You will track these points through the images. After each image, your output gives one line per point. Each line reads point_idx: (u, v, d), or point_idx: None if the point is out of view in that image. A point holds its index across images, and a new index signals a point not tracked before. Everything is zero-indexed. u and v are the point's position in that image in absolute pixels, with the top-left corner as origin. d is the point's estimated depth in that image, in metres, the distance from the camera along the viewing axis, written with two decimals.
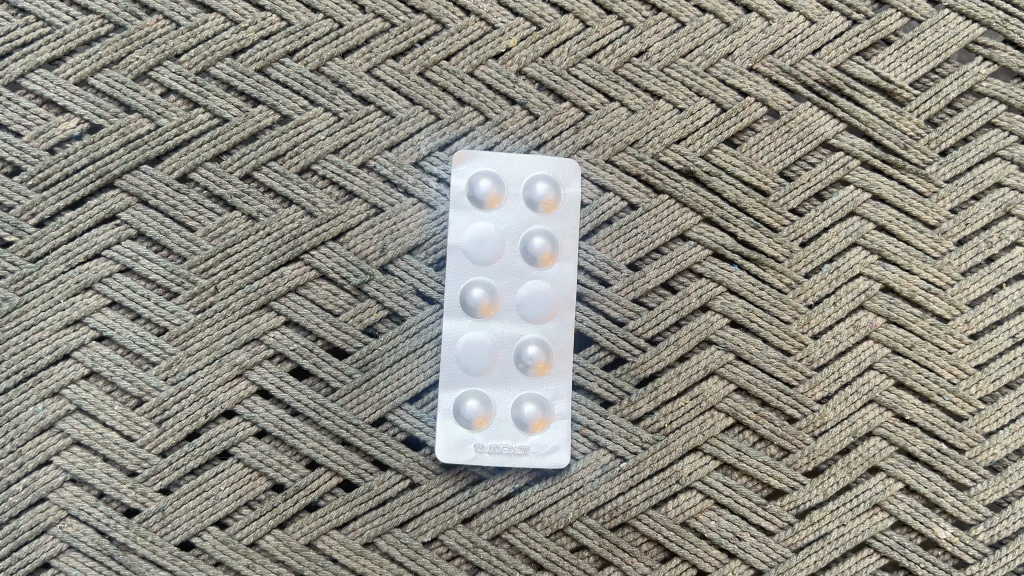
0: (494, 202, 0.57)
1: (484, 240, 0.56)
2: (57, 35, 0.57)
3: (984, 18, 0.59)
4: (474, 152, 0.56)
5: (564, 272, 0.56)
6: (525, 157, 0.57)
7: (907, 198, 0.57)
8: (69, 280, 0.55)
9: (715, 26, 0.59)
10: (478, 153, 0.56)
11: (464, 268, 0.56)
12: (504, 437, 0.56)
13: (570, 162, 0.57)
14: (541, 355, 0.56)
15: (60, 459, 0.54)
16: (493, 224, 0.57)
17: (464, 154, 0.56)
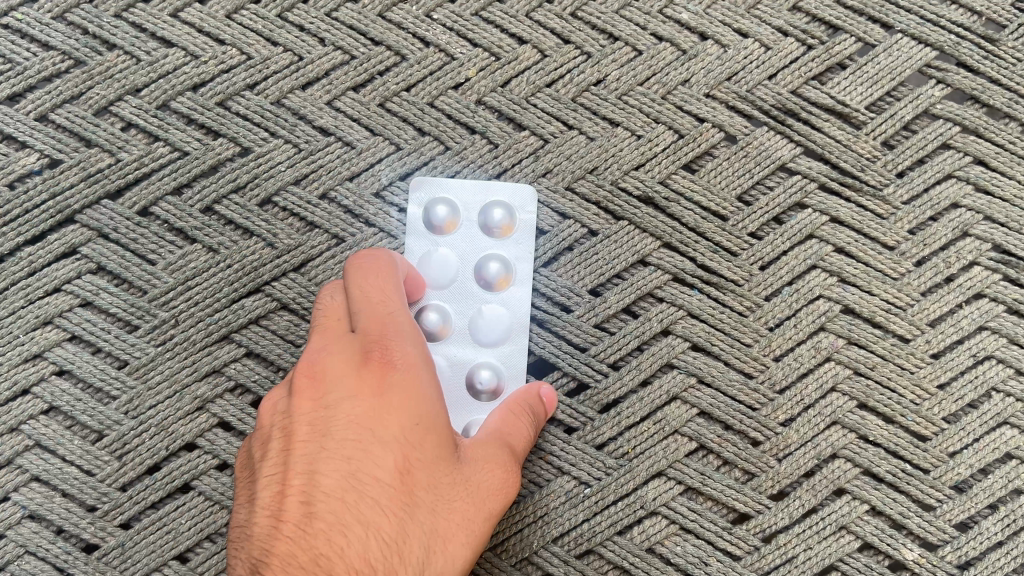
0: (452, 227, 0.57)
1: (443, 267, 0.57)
2: (18, 73, 0.57)
3: (936, 42, 0.60)
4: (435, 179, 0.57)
5: (518, 295, 0.56)
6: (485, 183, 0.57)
7: (865, 220, 0.58)
8: (28, 314, 0.55)
9: (672, 54, 0.59)
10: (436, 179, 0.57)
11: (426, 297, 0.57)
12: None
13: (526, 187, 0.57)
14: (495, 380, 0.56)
15: (19, 495, 0.53)
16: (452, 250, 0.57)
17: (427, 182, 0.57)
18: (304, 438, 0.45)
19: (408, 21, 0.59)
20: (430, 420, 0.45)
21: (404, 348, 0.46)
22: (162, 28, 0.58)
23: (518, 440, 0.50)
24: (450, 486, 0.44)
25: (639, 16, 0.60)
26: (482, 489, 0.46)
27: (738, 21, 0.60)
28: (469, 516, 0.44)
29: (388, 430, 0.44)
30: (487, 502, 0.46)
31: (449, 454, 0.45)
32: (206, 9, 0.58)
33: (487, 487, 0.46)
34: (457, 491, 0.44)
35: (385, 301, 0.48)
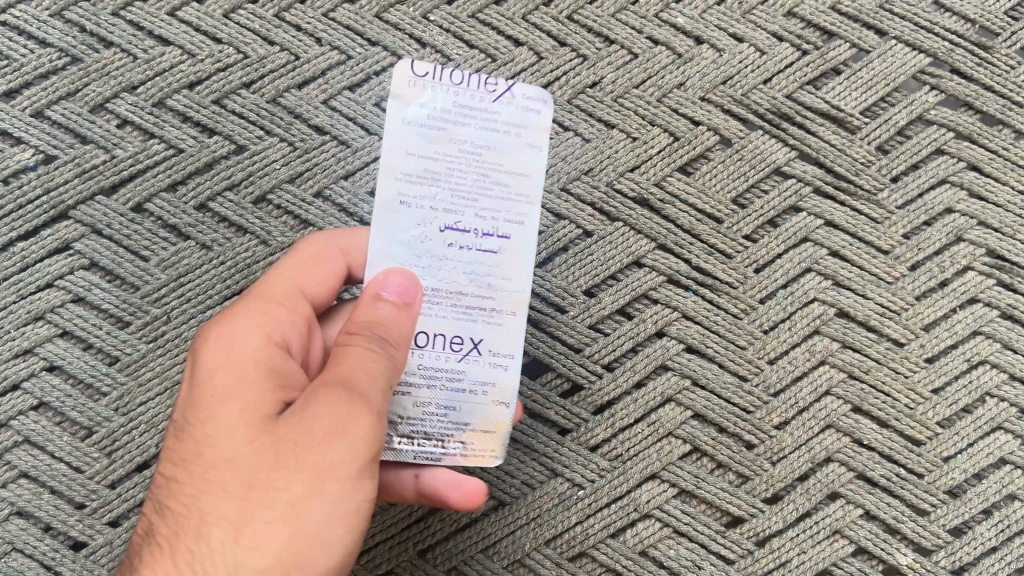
0: (533, 134, 0.44)
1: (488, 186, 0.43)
2: (15, 68, 0.57)
3: (929, 48, 0.60)
4: (480, 76, 0.44)
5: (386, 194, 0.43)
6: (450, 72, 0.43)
7: (860, 224, 0.58)
8: (19, 309, 0.54)
9: (668, 58, 0.60)
10: (493, 80, 0.44)
11: (525, 239, 0.44)
12: (467, 425, 0.45)
13: (414, 62, 0.43)
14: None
15: (6, 492, 0.53)
16: (487, 160, 0.43)
17: (500, 81, 0.44)
18: (174, 425, 0.41)
19: (404, 21, 0.59)
20: (250, 416, 0.39)
21: (230, 347, 0.41)
22: (159, 26, 0.58)
23: (339, 386, 0.39)
24: (273, 479, 0.38)
25: (635, 19, 0.60)
26: (315, 471, 0.38)
27: (733, 25, 0.60)
28: (297, 512, 0.37)
29: (211, 441, 0.39)
30: (328, 485, 0.38)
31: (279, 444, 0.38)
32: (204, 8, 0.58)
33: (325, 468, 0.38)
34: (279, 486, 0.37)
35: (233, 305, 0.43)
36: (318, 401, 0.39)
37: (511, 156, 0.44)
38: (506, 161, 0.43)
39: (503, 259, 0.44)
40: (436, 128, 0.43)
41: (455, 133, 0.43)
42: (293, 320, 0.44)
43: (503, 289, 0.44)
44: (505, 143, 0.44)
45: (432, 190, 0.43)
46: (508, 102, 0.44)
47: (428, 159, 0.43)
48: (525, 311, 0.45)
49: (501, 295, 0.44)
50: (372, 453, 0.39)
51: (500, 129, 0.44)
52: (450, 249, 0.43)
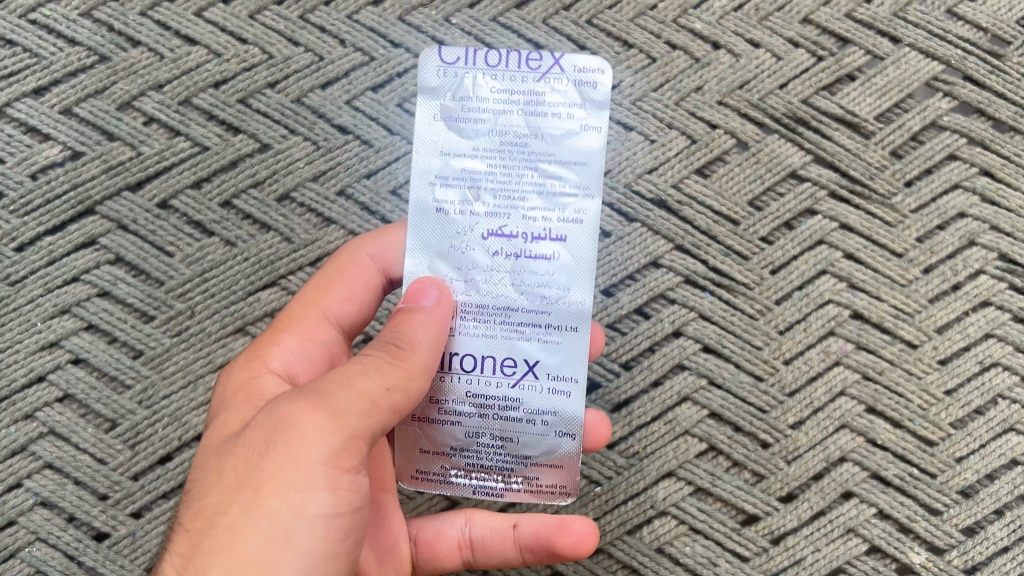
0: (585, 113, 0.43)
1: (534, 182, 0.42)
2: (44, 66, 0.58)
3: (943, 55, 0.61)
4: (521, 53, 0.43)
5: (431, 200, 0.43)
6: (480, 56, 0.43)
7: (874, 227, 0.59)
8: (46, 303, 0.55)
9: (685, 62, 0.60)
10: (537, 57, 0.43)
11: (586, 239, 0.42)
12: (529, 460, 0.45)
13: (442, 50, 0.43)
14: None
15: (31, 482, 0.53)
16: (528, 153, 0.42)
17: (545, 56, 0.43)
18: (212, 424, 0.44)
19: (427, 24, 0.60)
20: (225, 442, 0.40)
21: (240, 375, 0.45)
22: (185, 26, 0.59)
23: (301, 394, 0.38)
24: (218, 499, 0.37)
25: (654, 24, 0.61)
26: (253, 485, 0.36)
27: (750, 31, 0.61)
28: (234, 534, 0.36)
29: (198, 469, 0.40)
30: (267, 498, 0.36)
31: (234, 465, 0.38)
32: (230, 9, 0.59)
33: (263, 479, 0.36)
34: (221, 509, 0.37)
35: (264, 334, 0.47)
36: (273, 415, 0.38)
37: (560, 143, 0.43)
38: (557, 152, 0.43)
39: (560, 264, 0.42)
40: (466, 123, 0.43)
41: (492, 123, 0.43)
42: (302, 347, 0.46)
43: (561, 299, 0.43)
44: (551, 131, 0.43)
45: (473, 194, 0.43)
46: (553, 80, 0.43)
47: (465, 156, 0.43)
48: (586, 325, 0.43)
49: (557, 308, 0.43)
50: (324, 465, 0.36)
51: (546, 113, 0.43)
52: (495, 257, 0.43)
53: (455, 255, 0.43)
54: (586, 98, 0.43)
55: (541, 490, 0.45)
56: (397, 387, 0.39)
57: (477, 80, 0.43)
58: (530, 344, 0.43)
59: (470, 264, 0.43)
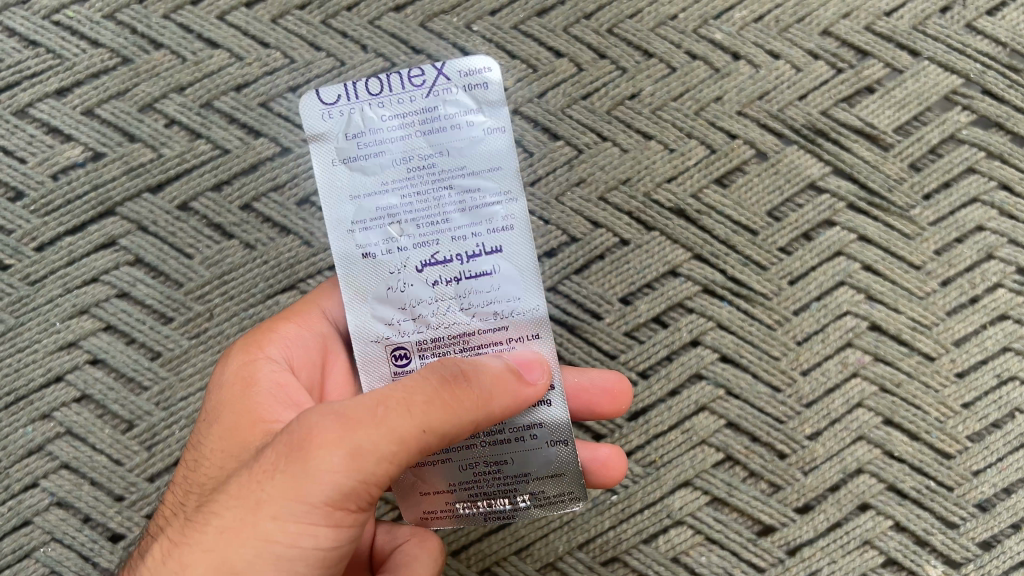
0: (483, 115, 0.40)
1: (453, 201, 0.40)
2: (67, 67, 0.58)
3: (962, 69, 0.61)
4: (400, 74, 0.40)
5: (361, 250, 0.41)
6: (358, 89, 0.40)
7: (892, 239, 0.59)
8: (65, 303, 0.55)
9: (705, 72, 0.61)
10: (420, 72, 0.40)
11: (524, 246, 0.40)
12: (529, 477, 0.42)
13: (320, 90, 0.40)
14: (381, 372, 0.42)
15: (47, 482, 0.53)
16: (440, 172, 0.40)
17: (427, 69, 0.40)
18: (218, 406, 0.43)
19: (448, 31, 0.60)
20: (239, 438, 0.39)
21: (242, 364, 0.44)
22: (208, 29, 0.59)
23: (323, 418, 0.35)
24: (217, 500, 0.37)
25: (674, 34, 0.61)
26: (251, 502, 0.35)
27: (770, 43, 0.61)
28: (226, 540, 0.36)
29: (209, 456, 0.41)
30: (261, 520, 0.35)
31: (243, 473, 0.37)
32: (253, 13, 0.60)
33: (261, 501, 0.35)
34: (218, 511, 0.36)
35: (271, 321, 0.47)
36: (290, 433, 0.36)
37: (465, 155, 0.40)
38: (468, 164, 0.40)
39: (502, 277, 0.40)
40: (366, 158, 0.40)
41: (392, 152, 0.40)
42: (301, 336, 0.46)
43: (512, 312, 0.41)
44: (450, 146, 0.40)
45: (399, 233, 0.40)
46: (437, 96, 0.40)
47: (375, 194, 0.40)
48: (546, 329, 0.41)
49: (512, 321, 0.41)
50: (326, 501, 0.35)
51: (445, 128, 0.40)
52: (437, 286, 0.40)
53: (396, 296, 0.41)
54: (481, 100, 0.40)
55: (550, 502, 0.43)
56: (429, 434, 0.36)
57: (367, 113, 0.40)
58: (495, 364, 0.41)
59: (414, 301, 0.41)
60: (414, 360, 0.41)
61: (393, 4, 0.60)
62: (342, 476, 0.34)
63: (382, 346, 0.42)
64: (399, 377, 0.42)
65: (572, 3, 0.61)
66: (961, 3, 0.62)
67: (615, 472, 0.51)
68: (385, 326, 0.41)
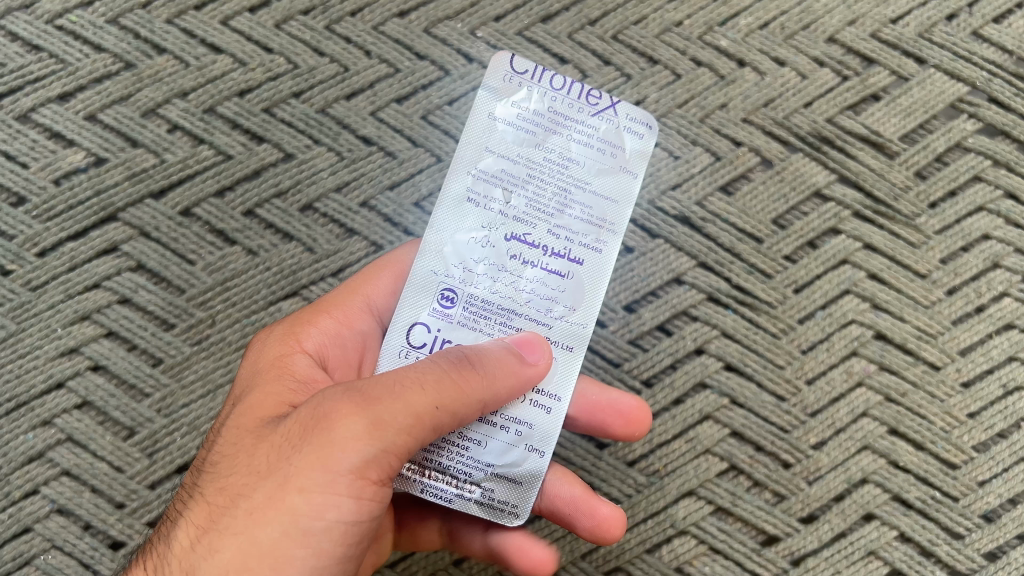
0: (640, 157, 0.44)
1: (585, 210, 0.43)
2: (69, 72, 0.58)
3: (968, 77, 0.61)
4: (584, 87, 0.44)
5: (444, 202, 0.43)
6: (541, 78, 0.44)
7: (898, 248, 0.58)
8: (67, 309, 0.55)
9: (710, 79, 0.60)
10: (599, 95, 0.44)
11: (599, 268, 0.43)
12: (490, 468, 0.41)
13: (515, 58, 0.44)
14: (423, 305, 0.42)
15: (48, 489, 0.53)
16: (593, 184, 0.44)
17: (605, 96, 0.44)
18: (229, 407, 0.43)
19: (453, 36, 0.60)
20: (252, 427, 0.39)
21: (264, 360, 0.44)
22: (211, 34, 0.59)
23: (345, 397, 0.36)
24: (238, 484, 0.36)
25: (680, 40, 0.61)
26: (278, 479, 0.35)
27: (776, 49, 0.61)
28: (253, 519, 0.35)
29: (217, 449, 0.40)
30: (290, 496, 0.35)
31: (264, 454, 0.37)
32: (256, 18, 0.59)
33: (287, 478, 0.35)
34: (242, 493, 0.36)
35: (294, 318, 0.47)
36: (311, 412, 0.36)
37: (603, 176, 0.44)
38: (587, 180, 0.43)
39: (569, 285, 0.43)
40: (518, 129, 0.43)
41: (545, 138, 0.43)
42: (338, 332, 0.46)
43: (564, 318, 0.43)
44: (602, 164, 0.44)
45: (501, 193, 0.43)
46: (609, 118, 0.44)
47: (507, 159, 0.43)
48: (583, 348, 0.43)
49: (558, 325, 0.43)
50: (352, 472, 0.35)
51: (597, 148, 0.44)
52: (513, 260, 0.42)
53: (475, 246, 0.43)
54: (632, 145, 0.44)
55: (492, 505, 0.42)
56: (444, 408, 0.36)
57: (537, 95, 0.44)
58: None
59: (486, 259, 0.42)
60: (457, 307, 0.42)
61: (398, 10, 0.60)
62: (366, 445, 0.35)
63: (435, 282, 0.42)
64: (439, 317, 0.42)
65: (577, 10, 0.61)
66: (967, 11, 0.62)
67: (612, 532, 0.48)
68: (453, 267, 0.42)
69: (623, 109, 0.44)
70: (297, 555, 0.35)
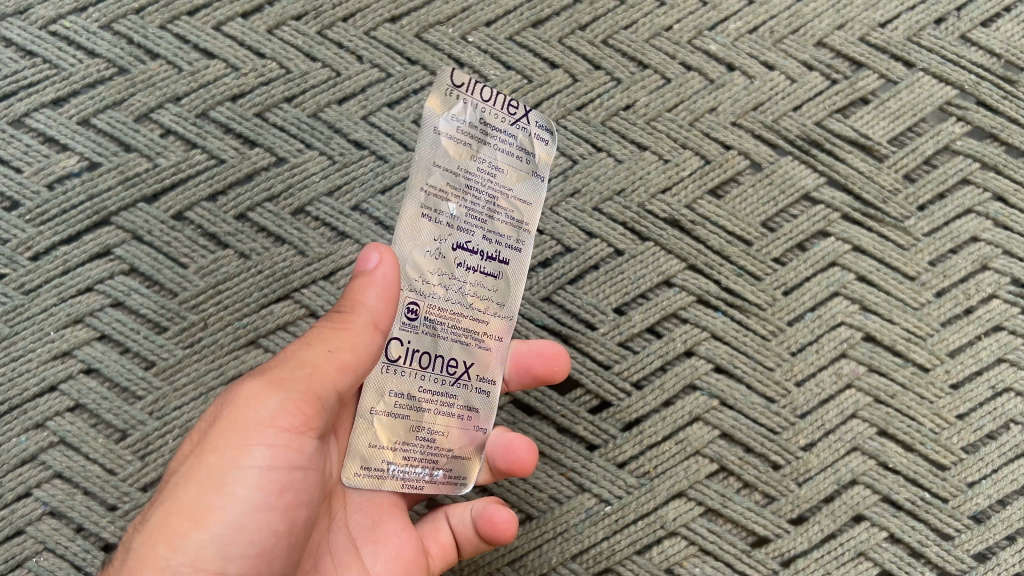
0: (547, 162, 0.49)
1: (510, 215, 0.47)
2: (64, 78, 0.58)
3: (956, 80, 0.61)
4: (504, 98, 0.47)
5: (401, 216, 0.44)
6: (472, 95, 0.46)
7: (886, 250, 0.59)
8: (60, 312, 0.55)
9: (700, 83, 0.61)
10: (515, 105, 0.47)
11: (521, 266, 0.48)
12: (453, 453, 0.46)
13: (453, 72, 0.45)
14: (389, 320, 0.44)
15: (40, 491, 0.53)
16: (515, 189, 0.47)
17: (519, 106, 0.47)
18: None
19: (444, 42, 0.60)
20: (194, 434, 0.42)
21: None
22: (204, 39, 0.59)
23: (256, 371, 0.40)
24: (170, 464, 0.39)
25: (669, 45, 0.61)
26: (200, 442, 0.38)
27: (765, 53, 0.61)
28: (178, 480, 0.37)
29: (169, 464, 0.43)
30: (210, 452, 0.37)
31: (193, 438, 0.40)
32: (249, 24, 0.60)
33: (206, 436, 0.38)
34: (171, 468, 0.39)
35: None
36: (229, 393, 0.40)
37: (521, 182, 0.47)
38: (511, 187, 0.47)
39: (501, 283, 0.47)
40: (458, 142, 0.45)
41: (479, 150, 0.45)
42: None
43: (498, 313, 0.47)
44: (522, 171, 0.47)
45: (450, 205, 0.45)
46: (525, 127, 0.47)
47: (452, 172, 0.45)
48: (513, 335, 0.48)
49: (494, 319, 0.47)
50: (259, 418, 0.38)
51: (517, 156, 0.47)
52: (460, 267, 0.45)
53: (430, 259, 0.44)
54: (542, 150, 0.48)
55: (452, 483, 0.46)
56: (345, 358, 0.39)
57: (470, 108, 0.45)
58: (471, 348, 0.46)
59: (440, 270, 0.45)
60: (419, 319, 0.44)
61: (389, 15, 0.61)
62: (273, 391, 0.38)
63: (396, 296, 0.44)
64: (406, 331, 0.44)
65: (567, 15, 0.62)
66: (955, 15, 0.63)
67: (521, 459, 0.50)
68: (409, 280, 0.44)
69: (534, 118, 0.48)
70: (220, 506, 0.37)
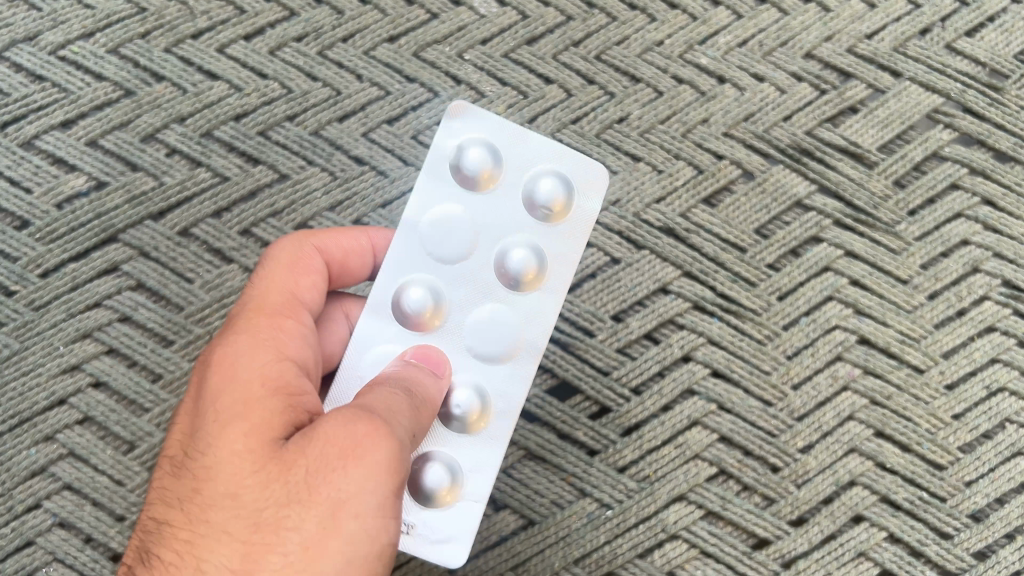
0: (567, 266, 0.49)
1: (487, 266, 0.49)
2: (72, 100, 0.60)
3: (942, 89, 0.63)
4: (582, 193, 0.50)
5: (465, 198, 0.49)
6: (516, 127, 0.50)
7: (879, 254, 0.60)
8: (69, 327, 0.57)
9: (691, 95, 0.62)
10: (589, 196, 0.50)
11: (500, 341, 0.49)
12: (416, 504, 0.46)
13: (596, 169, 0.50)
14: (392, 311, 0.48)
15: (50, 503, 0.54)
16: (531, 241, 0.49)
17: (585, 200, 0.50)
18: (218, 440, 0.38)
19: (441, 59, 0.62)
20: (270, 463, 0.36)
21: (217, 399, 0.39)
22: (208, 61, 0.61)
23: (363, 431, 0.36)
24: (285, 517, 0.35)
25: (661, 59, 0.63)
26: (329, 508, 0.35)
27: (754, 66, 0.63)
28: (312, 557, 0.34)
29: (229, 480, 0.36)
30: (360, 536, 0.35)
31: (303, 494, 0.35)
32: (251, 45, 0.62)
33: (340, 503, 0.35)
34: (290, 528, 0.35)
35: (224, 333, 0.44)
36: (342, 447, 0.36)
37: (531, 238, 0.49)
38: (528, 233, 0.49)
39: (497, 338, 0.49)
40: (529, 206, 0.49)
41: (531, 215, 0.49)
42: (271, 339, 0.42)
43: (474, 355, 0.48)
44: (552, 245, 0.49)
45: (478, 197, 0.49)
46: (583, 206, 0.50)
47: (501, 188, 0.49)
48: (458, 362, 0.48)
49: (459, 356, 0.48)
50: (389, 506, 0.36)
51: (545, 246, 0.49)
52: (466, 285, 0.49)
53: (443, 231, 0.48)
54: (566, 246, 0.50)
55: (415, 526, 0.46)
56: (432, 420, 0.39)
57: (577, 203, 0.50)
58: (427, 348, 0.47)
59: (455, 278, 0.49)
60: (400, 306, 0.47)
61: (387, 35, 0.62)
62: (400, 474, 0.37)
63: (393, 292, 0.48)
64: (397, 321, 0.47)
65: (562, 32, 0.63)
66: (940, 25, 0.64)
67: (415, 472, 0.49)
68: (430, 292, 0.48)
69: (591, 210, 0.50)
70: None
